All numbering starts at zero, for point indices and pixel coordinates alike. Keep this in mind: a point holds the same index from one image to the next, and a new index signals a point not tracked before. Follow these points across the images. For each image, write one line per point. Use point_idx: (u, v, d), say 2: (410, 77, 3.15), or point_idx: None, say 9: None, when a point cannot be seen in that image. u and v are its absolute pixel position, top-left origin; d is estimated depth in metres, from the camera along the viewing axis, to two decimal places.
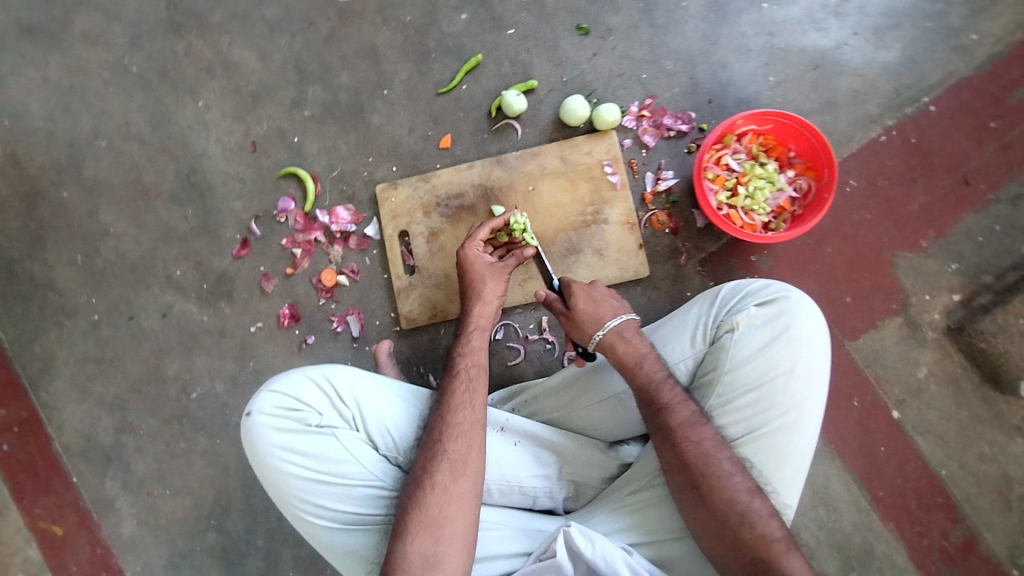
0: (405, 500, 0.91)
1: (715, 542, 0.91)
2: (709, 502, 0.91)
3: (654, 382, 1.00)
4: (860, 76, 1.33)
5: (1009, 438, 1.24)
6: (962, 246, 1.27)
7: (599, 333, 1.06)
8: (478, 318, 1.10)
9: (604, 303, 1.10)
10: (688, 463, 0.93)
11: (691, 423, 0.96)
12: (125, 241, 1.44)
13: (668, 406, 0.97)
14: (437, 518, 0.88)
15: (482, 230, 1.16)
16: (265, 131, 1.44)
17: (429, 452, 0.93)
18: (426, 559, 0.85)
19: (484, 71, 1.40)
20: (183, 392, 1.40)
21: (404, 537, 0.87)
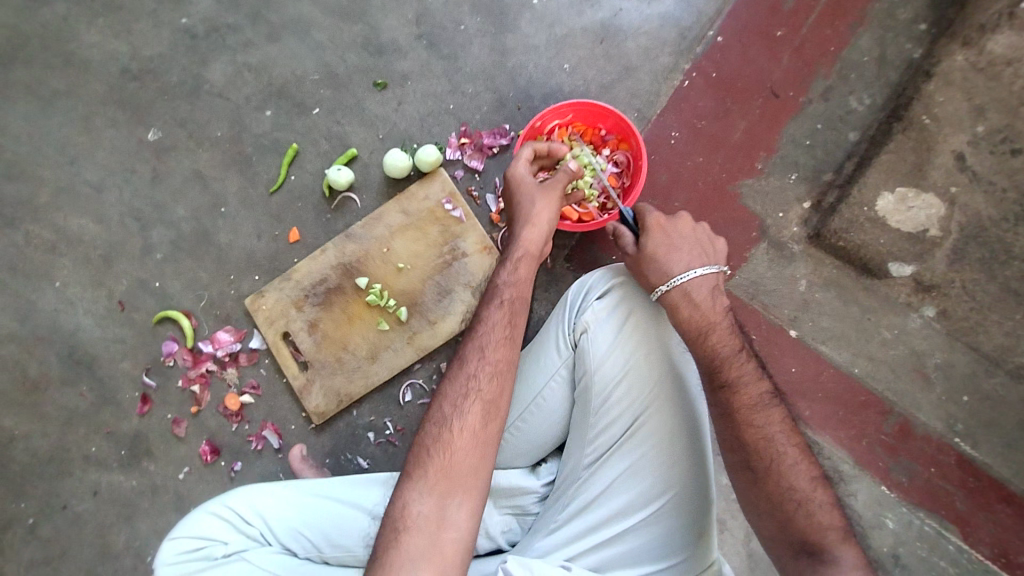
0: (428, 444, 0.90)
1: (766, 522, 0.90)
2: (764, 487, 0.90)
3: (722, 359, 0.95)
4: (645, 32, 1.36)
5: (903, 317, 1.26)
6: (794, 155, 1.30)
7: (664, 285, 0.99)
8: (523, 240, 1.06)
9: (680, 250, 1.02)
10: (748, 445, 0.91)
11: (758, 405, 0.93)
12: (34, 439, 1.45)
13: (732, 384, 0.94)
14: (456, 468, 0.87)
15: (527, 150, 1.12)
16: (127, 287, 1.46)
17: (454, 395, 0.93)
18: (438, 513, 0.84)
19: (305, 157, 1.43)
20: (138, 560, 1.41)
21: (417, 487, 0.87)
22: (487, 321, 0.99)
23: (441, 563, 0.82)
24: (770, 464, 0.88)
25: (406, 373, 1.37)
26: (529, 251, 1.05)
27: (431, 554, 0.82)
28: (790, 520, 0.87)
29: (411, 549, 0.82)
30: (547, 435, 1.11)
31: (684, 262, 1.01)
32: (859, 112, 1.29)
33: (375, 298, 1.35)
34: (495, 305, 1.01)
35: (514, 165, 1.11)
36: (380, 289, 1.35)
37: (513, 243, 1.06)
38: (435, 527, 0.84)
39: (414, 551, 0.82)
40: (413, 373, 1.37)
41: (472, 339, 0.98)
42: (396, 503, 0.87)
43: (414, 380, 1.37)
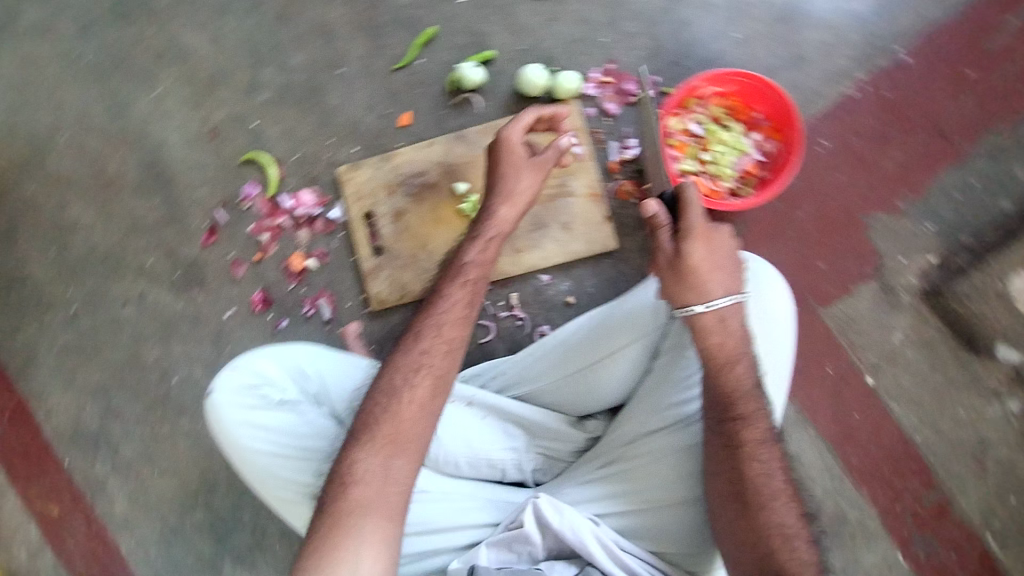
0: (379, 413, 0.94)
1: (743, 563, 0.89)
2: (751, 521, 0.89)
3: (738, 390, 0.95)
4: (831, 30, 1.23)
5: (985, 402, 1.21)
6: (940, 206, 1.21)
7: (701, 306, 0.94)
8: (498, 220, 1.08)
9: (724, 271, 0.96)
10: (745, 480, 0.91)
11: (763, 441, 0.93)
12: (97, 234, 1.43)
13: (745, 418, 0.94)
14: (404, 432, 0.93)
15: (528, 116, 1.11)
16: (223, 117, 1.41)
17: (410, 366, 0.96)
18: (382, 470, 0.90)
19: (440, 43, 1.34)
20: (164, 378, 1.44)
21: (364, 446, 0.92)
22: (447, 299, 1.01)
23: (388, 510, 0.88)
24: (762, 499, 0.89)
25: None
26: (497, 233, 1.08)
27: (379, 505, 0.88)
28: (772, 553, 0.86)
29: (362, 497, 0.88)
30: (607, 394, 1.13)
31: (726, 285, 0.96)
32: None
33: (468, 208, 1.31)
34: (455, 284, 1.03)
35: (510, 131, 1.10)
36: (476, 201, 1.31)
37: (487, 219, 1.08)
38: (380, 481, 0.89)
39: (362, 500, 0.88)
40: None
41: (429, 317, 1.00)
42: (343, 461, 0.92)
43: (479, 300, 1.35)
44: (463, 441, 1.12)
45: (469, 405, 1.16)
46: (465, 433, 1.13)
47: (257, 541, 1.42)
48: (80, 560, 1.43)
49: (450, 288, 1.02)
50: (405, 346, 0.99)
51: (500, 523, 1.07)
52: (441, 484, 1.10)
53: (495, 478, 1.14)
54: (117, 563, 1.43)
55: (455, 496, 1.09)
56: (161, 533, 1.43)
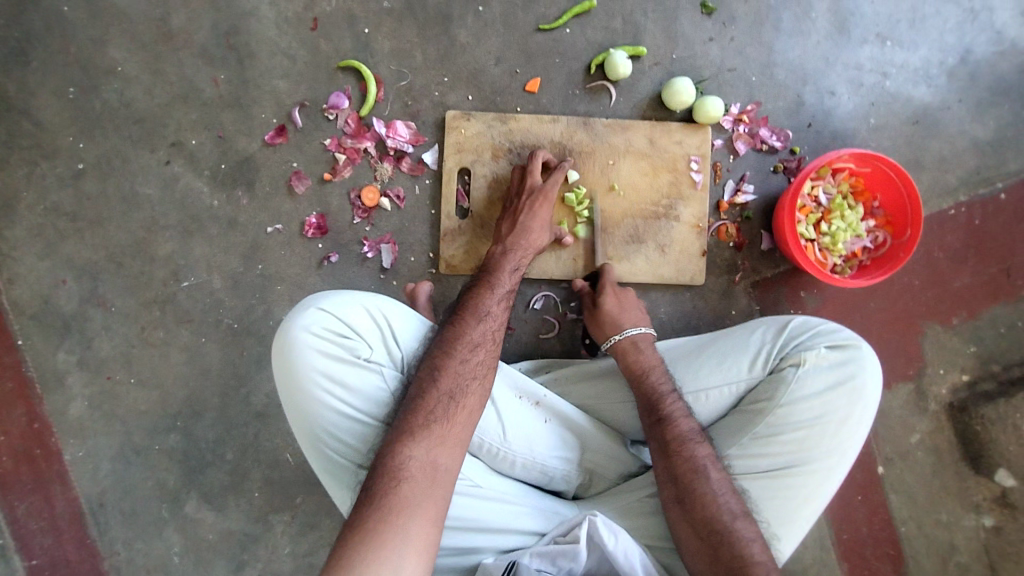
0: (435, 412, 0.84)
1: (698, 562, 0.92)
2: (693, 516, 0.93)
3: (659, 395, 1.03)
4: (951, 143, 1.32)
5: (965, 512, 1.34)
6: (984, 332, 1.33)
7: (615, 336, 1.12)
8: (522, 257, 1.09)
9: (633, 312, 1.15)
10: (675, 476, 0.96)
11: (688, 439, 0.98)
12: (132, 88, 1.21)
13: (667, 418, 1.00)
14: (454, 431, 0.84)
15: (536, 165, 1.17)
16: (332, 11, 1.24)
17: (460, 371, 0.88)
18: (430, 468, 0.80)
19: (592, 21, 1.27)
20: (172, 278, 1.23)
21: (415, 440, 0.81)
22: (486, 314, 0.96)
23: (433, 514, 0.77)
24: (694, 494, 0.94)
25: (548, 283, 1.29)
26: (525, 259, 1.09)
27: (422, 506, 0.77)
28: (720, 556, 0.90)
29: (407, 495, 0.77)
30: None
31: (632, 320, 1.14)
32: None
33: (574, 199, 1.23)
34: (495, 301, 0.99)
35: (547, 187, 1.14)
36: (582, 194, 1.24)
37: (505, 248, 1.09)
38: (428, 481, 0.79)
39: (408, 498, 0.76)
40: (555, 288, 1.29)
41: (473, 327, 0.93)
42: (389, 452, 0.80)
43: (551, 294, 1.29)
44: (524, 440, 1.05)
45: (535, 405, 1.08)
46: (527, 431, 1.05)
47: (232, 485, 1.24)
48: (12, 457, 1.22)
49: (490, 303, 0.98)
50: (450, 349, 0.90)
51: (546, 534, 0.99)
52: (493, 480, 1.03)
53: (539, 483, 1.07)
54: (57, 470, 1.22)
55: (505, 496, 1.02)
56: (119, 451, 1.23)
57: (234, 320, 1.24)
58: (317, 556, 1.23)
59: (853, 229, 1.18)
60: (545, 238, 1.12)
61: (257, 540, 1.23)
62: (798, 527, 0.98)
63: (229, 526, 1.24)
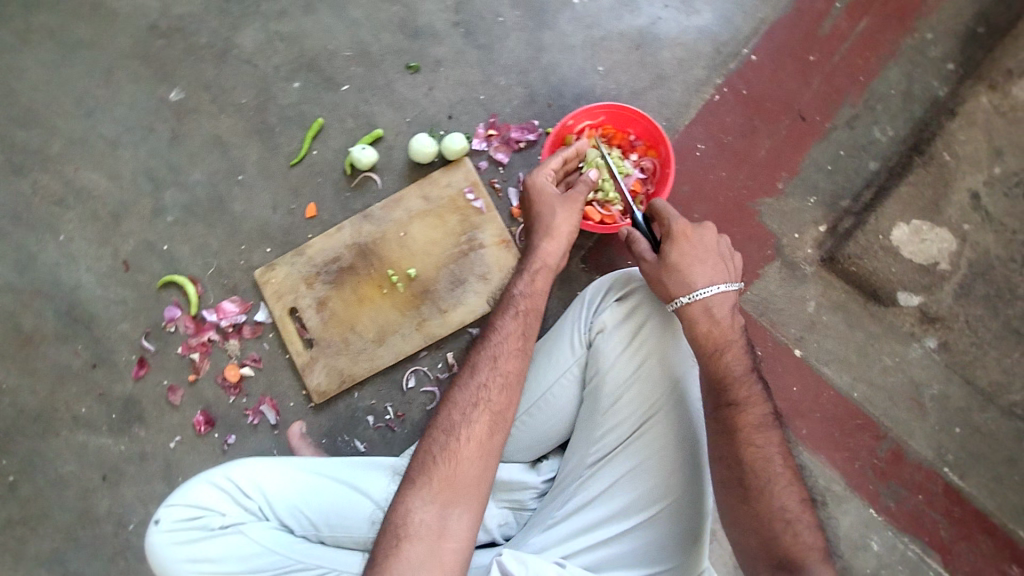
0: (435, 450, 0.91)
1: (750, 539, 0.92)
2: (754, 506, 0.92)
3: (732, 377, 0.98)
4: (681, 44, 1.37)
5: (906, 346, 1.28)
6: (814, 179, 1.32)
7: (685, 297, 1.01)
8: (542, 253, 1.07)
9: (704, 265, 1.03)
10: (743, 462, 0.93)
11: (759, 426, 0.95)
12: (22, 394, 1.41)
13: (739, 403, 0.96)
14: (460, 476, 0.89)
15: (555, 159, 1.13)
16: (134, 247, 1.43)
17: (462, 402, 0.93)
18: (438, 523, 0.86)
19: (330, 133, 1.41)
20: (120, 526, 1.38)
21: (421, 496, 0.88)
22: (501, 330, 1.00)
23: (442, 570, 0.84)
24: (764, 485, 0.91)
25: (411, 358, 1.36)
26: (543, 264, 1.06)
27: (431, 562, 0.84)
28: (772, 539, 0.89)
29: (413, 554, 0.84)
30: (552, 430, 1.14)
31: (705, 276, 1.02)
32: (880, 143, 1.31)
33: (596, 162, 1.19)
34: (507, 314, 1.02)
35: (535, 176, 1.11)
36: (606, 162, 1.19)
37: (529, 251, 1.07)
38: (435, 536, 0.85)
39: (413, 561, 0.84)
40: (418, 360, 1.36)
41: (482, 350, 0.99)
42: (397, 512, 0.88)
43: (418, 367, 1.36)
44: None
45: None
46: None
47: None
48: None
49: (503, 319, 1.01)
50: (459, 380, 0.96)
51: None
52: None
53: None
54: None
55: None
56: None
57: None
58: None
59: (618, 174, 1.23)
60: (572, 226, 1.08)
61: None
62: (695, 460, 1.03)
63: None
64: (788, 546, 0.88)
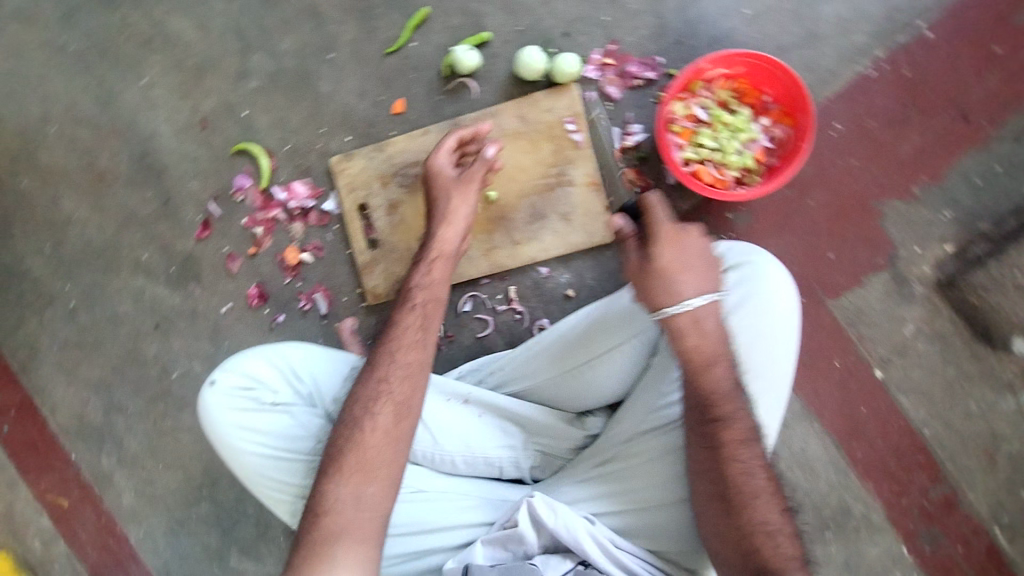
0: (346, 444, 0.92)
1: (729, 549, 0.89)
2: (735, 519, 0.88)
3: (716, 394, 0.92)
4: (848, 2, 1.16)
5: (998, 395, 1.18)
6: (958, 192, 1.16)
7: (673, 307, 0.93)
8: (443, 242, 1.10)
9: (695, 275, 0.95)
10: (723, 478, 0.90)
11: (744, 441, 0.91)
12: (90, 229, 1.42)
13: (725, 419, 0.91)
14: (372, 460, 0.91)
15: (449, 141, 1.17)
16: (213, 106, 1.37)
17: (374, 394, 0.95)
18: (354, 499, 0.89)
19: (433, 26, 1.29)
20: (164, 373, 1.44)
21: (335, 476, 0.91)
22: (400, 325, 1.00)
23: (363, 536, 0.87)
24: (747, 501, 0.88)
25: (471, 284, 1.32)
26: (440, 253, 1.09)
27: (348, 532, 0.87)
28: (754, 552, 0.86)
29: (332, 525, 0.88)
30: (609, 389, 1.10)
31: (697, 286, 0.94)
32: None
33: (730, 119, 1.10)
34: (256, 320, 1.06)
35: (437, 156, 1.16)
36: (740, 123, 1.10)
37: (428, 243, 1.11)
38: (353, 510, 0.89)
39: (334, 528, 0.87)
40: (479, 287, 1.31)
41: (389, 345, 0.99)
42: (317, 491, 0.91)
43: (477, 293, 1.32)
44: (461, 440, 1.10)
45: (465, 403, 1.13)
46: (462, 433, 1.10)
47: (262, 533, 1.42)
48: (94, 550, 1.47)
49: (407, 314, 1.01)
50: (365, 377, 0.97)
51: (495, 523, 1.05)
52: (438, 482, 1.09)
53: (492, 475, 1.13)
54: (129, 552, 1.46)
55: (452, 495, 1.08)
56: (168, 525, 1.45)
57: None
58: None
59: (745, 135, 1.10)
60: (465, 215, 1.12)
61: None
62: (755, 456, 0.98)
63: (269, 568, 1.42)
64: (766, 560, 0.85)
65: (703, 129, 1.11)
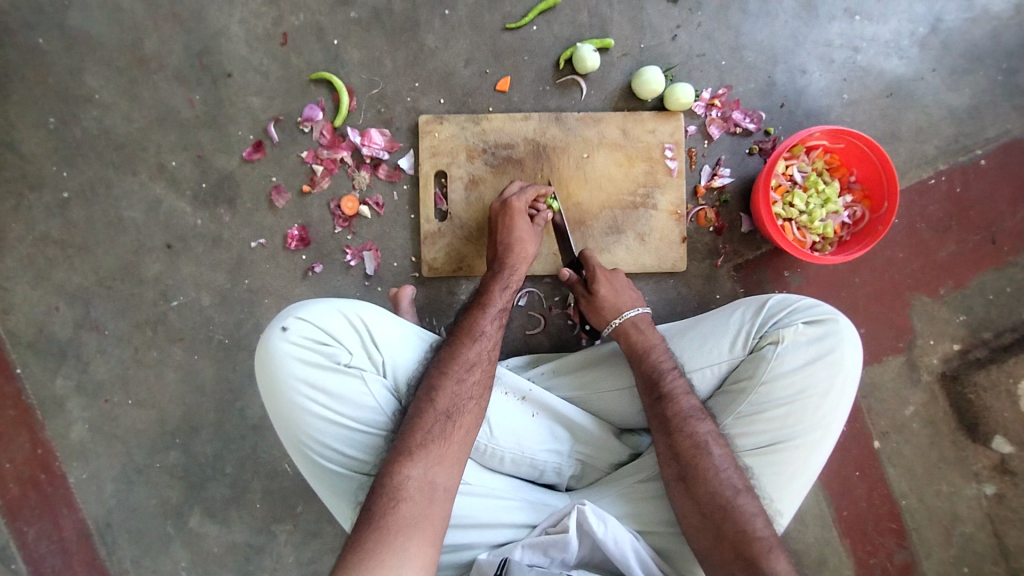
0: (435, 430, 0.87)
1: (702, 537, 0.93)
2: (696, 496, 0.94)
3: (660, 371, 1.03)
4: (927, 113, 1.32)
5: (966, 481, 1.34)
6: (973, 300, 1.32)
7: (615, 320, 1.11)
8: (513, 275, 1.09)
9: (625, 295, 1.15)
10: (676, 453, 0.97)
11: (687, 416, 0.99)
12: (111, 114, 1.24)
13: (667, 396, 1.01)
14: (450, 450, 0.86)
15: (523, 193, 1.17)
16: (301, 24, 1.26)
17: (456, 391, 0.90)
18: (428, 488, 0.82)
19: (558, 16, 1.28)
20: (162, 298, 1.25)
21: (412, 460, 0.84)
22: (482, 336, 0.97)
23: (431, 530, 0.80)
24: (699, 474, 0.94)
25: (532, 279, 1.30)
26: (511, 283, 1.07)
27: (422, 524, 0.79)
28: (721, 532, 0.91)
29: (407, 513, 0.80)
30: None
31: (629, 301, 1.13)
32: None
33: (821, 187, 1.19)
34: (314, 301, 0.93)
35: (512, 199, 1.15)
36: (829, 193, 1.19)
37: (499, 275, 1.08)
38: (426, 500, 0.81)
39: (407, 518, 0.79)
40: (538, 284, 1.30)
41: (466, 349, 0.94)
42: (387, 473, 0.83)
43: (534, 290, 1.30)
44: (512, 436, 1.05)
45: (522, 400, 1.09)
46: (514, 428, 1.06)
47: (235, 497, 1.25)
48: (18, 483, 1.24)
49: (484, 323, 0.99)
50: (446, 369, 0.91)
51: (536, 526, 1.00)
52: (482, 477, 1.04)
53: (531, 477, 1.08)
54: (63, 494, 1.25)
55: (497, 492, 1.03)
56: (121, 471, 1.25)
57: (224, 336, 1.26)
58: (321, 562, 1.25)
59: (830, 204, 1.19)
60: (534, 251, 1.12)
61: (263, 548, 1.25)
62: (790, 501, 0.99)
63: (233, 538, 1.25)
64: (732, 539, 0.90)
65: (796, 190, 1.19)
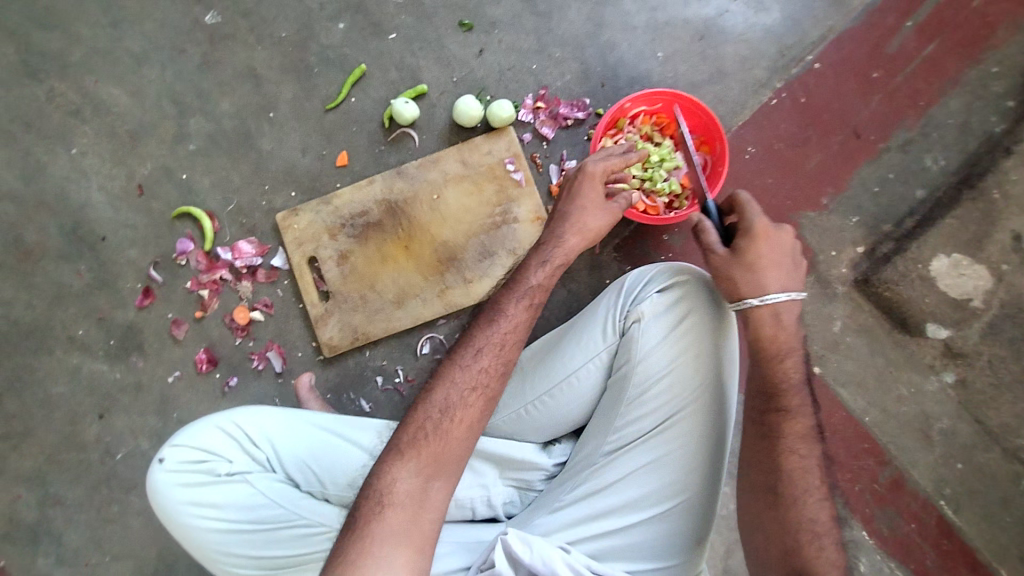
0: (428, 426, 0.85)
1: (769, 544, 0.87)
2: (780, 512, 0.87)
3: (788, 384, 0.92)
4: (745, 41, 1.32)
5: (923, 377, 1.28)
6: (859, 199, 1.29)
7: (754, 300, 0.93)
8: (565, 247, 0.99)
9: (780, 270, 0.94)
10: (778, 468, 0.88)
11: (804, 436, 0.90)
12: (15, 309, 1.36)
13: (789, 409, 0.91)
14: (450, 449, 0.84)
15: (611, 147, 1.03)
16: (150, 172, 1.36)
17: (456, 381, 0.88)
18: (420, 492, 0.81)
19: (371, 80, 1.35)
20: (106, 456, 1.34)
21: (403, 463, 0.83)
22: (507, 317, 0.93)
23: (419, 539, 0.79)
24: (799, 496, 0.86)
25: (429, 325, 1.32)
26: (552, 257, 0.98)
27: (410, 532, 0.79)
28: (797, 548, 0.84)
29: (394, 520, 0.79)
30: (570, 415, 1.09)
31: (780, 280, 0.93)
32: (931, 171, 1.29)
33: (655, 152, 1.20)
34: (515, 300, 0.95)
35: (590, 163, 1.02)
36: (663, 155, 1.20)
37: (548, 241, 1.00)
38: (417, 507, 0.80)
39: (394, 525, 0.78)
40: (436, 327, 1.32)
41: (485, 333, 0.92)
42: (378, 476, 0.82)
43: (434, 334, 1.32)
44: None
45: None
46: None
47: None
48: None
49: (509, 302, 0.94)
50: (454, 355, 0.90)
51: (469, 567, 0.99)
52: None
53: (465, 517, 1.09)
54: None
55: None
56: None
57: None
58: None
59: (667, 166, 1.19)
60: (596, 222, 1.00)
61: None
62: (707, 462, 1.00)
63: None
64: (809, 561, 0.83)
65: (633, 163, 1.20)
